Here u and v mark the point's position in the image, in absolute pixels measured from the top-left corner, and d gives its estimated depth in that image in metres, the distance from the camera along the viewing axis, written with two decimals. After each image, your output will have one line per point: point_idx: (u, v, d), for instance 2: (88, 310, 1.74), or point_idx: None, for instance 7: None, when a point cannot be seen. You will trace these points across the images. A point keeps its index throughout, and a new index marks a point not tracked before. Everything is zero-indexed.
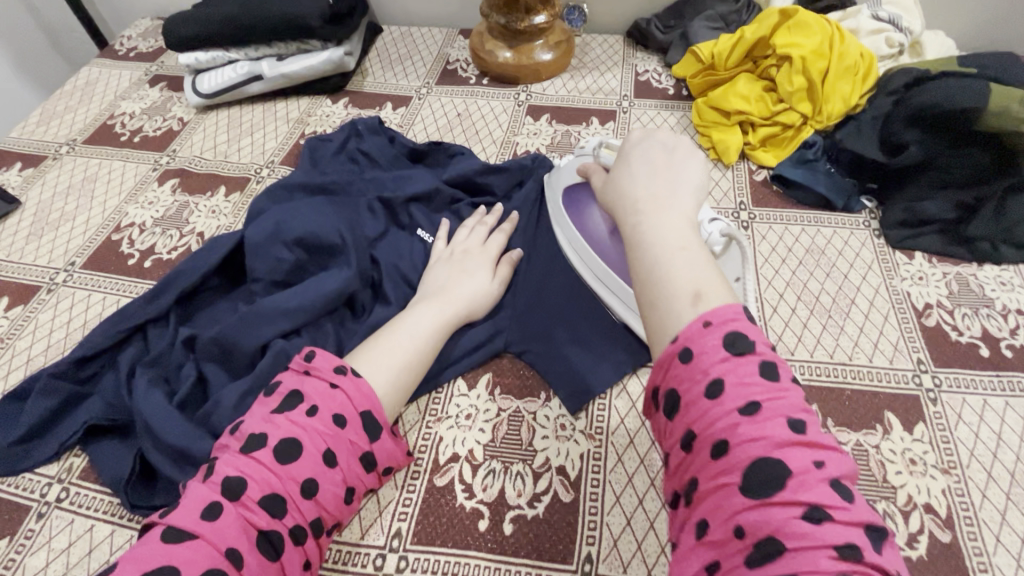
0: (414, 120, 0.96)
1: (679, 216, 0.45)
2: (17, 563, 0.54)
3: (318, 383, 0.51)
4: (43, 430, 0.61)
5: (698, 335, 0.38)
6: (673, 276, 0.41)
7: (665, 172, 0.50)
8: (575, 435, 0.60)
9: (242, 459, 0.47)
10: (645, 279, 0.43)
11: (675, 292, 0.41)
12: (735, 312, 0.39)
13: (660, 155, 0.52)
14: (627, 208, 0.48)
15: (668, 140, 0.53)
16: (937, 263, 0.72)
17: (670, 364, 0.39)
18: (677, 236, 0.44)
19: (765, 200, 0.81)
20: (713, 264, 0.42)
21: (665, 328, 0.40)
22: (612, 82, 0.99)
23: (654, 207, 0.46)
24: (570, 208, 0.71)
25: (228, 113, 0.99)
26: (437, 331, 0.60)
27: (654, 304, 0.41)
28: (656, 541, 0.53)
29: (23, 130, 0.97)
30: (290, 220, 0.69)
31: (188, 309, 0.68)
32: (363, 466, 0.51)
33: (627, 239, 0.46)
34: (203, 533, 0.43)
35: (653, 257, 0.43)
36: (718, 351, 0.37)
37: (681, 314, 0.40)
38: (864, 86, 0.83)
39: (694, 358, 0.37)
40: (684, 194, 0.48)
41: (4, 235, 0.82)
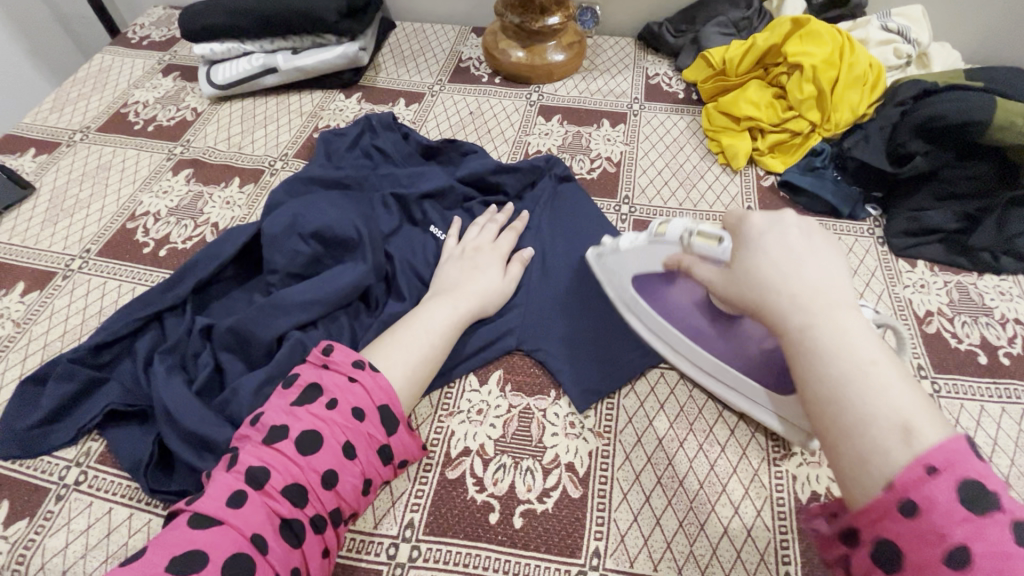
0: (427, 117, 0.97)
1: (856, 321, 0.40)
2: (37, 543, 0.55)
3: (337, 376, 0.53)
4: (62, 414, 0.62)
5: (919, 485, 0.33)
6: (873, 403, 0.36)
7: (814, 266, 0.44)
8: (584, 433, 0.61)
9: (264, 450, 0.48)
10: (832, 402, 0.38)
11: (881, 423, 0.35)
12: (962, 450, 0.33)
13: (800, 238, 0.46)
14: (788, 307, 0.42)
15: (801, 223, 0.47)
16: (938, 271, 0.74)
17: (887, 515, 0.34)
18: (864, 347, 0.39)
19: (772, 205, 0.82)
20: (910, 387, 0.37)
21: (870, 471, 0.35)
22: (623, 85, 1.01)
23: (824, 311, 0.41)
24: (647, 296, 0.63)
25: (241, 105, 1.00)
26: (451, 326, 0.62)
27: (853, 437, 0.36)
28: (663, 537, 0.54)
29: (37, 116, 0.97)
30: (307, 213, 0.70)
31: (204, 299, 0.69)
32: (381, 459, 0.52)
33: (795, 349, 0.41)
34: (230, 520, 0.45)
35: (841, 377, 0.38)
36: (956, 510, 0.32)
37: (891, 453, 0.34)
38: (872, 96, 0.85)
39: (923, 515, 0.32)
40: (843, 289, 0.43)
41: (19, 221, 0.82)
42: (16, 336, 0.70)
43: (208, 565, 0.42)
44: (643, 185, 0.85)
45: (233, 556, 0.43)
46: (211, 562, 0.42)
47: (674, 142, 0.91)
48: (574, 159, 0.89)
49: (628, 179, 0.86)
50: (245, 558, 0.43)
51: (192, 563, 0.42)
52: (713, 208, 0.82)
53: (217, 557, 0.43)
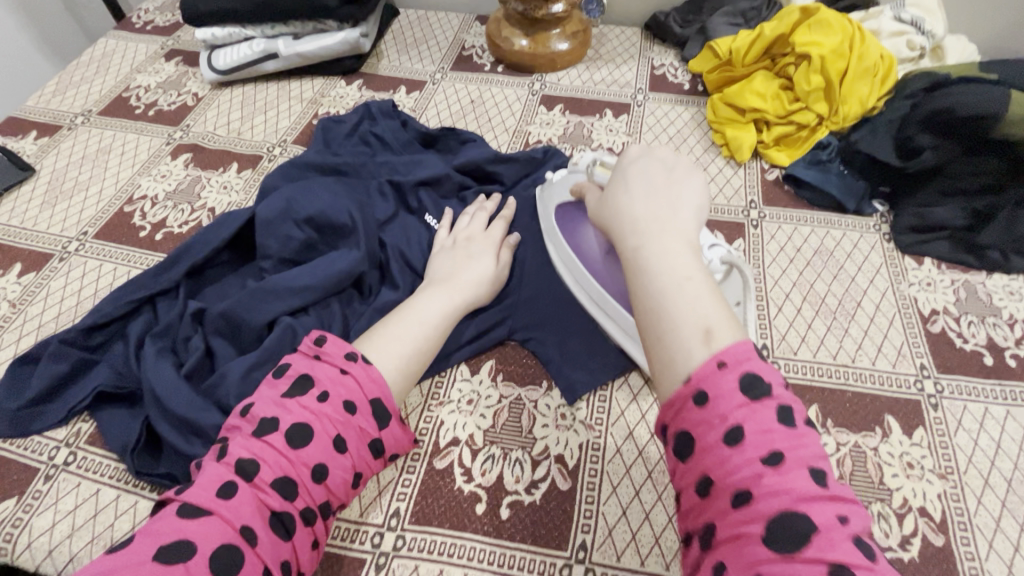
0: (427, 104, 0.96)
1: (683, 242, 0.43)
2: (24, 522, 0.55)
3: (329, 368, 0.52)
4: (53, 395, 0.62)
5: (711, 378, 0.37)
6: (683, 309, 0.40)
7: (665, 191, 0.47)
8: (575, 425, 0.61)
9: (254, 442, 0.48)
10: (651, 310, 0.41)
11: (684, 329, 0.39)
12: (748, 352, 0.37)
13: (660, 169, 0.49)
14: (626, 229, 0.46)
15: (668, 157, 0.51)
16: (945, 270, 0.72)
17: (683, 407, 0.37)
18: (682, 264, 0.42)
19: (776, 200, 0.80)
20: (719, 299, 0.41)
21: (673, 371, 0.39)
22: (627, 75, 0.99)
23: (653, 232, 0.44)
24: (563, 224, 0.69)
25: (242, 90, 0.99)
26: (445, 316, 0.61)
27: (663, 341, 0.39)
28: (651, 532, 0.53)
29: (39, 99, 0.97)
30: (302, 199, 0.69)
31: (198, 283, 0.69)
32: (371, 452, 0.52)
33: (627, 266, 0.44)
34: (219, 510, 0.44)
35: (660, 288, 0.41)
36: (735, 397, 0.36)
37: (691, 354, 0.38)
38: (882, 88, 0.82)
39: (710, 403, 0.36)
40: (686, 214, 0.46)
41: (19, 203, 0.82)
42: (11, 316, 0.70)
43: (196, 556, 0.41)
44: None
45: (222, 547, 0.42)
46: (200, 553, 0.41)
47: (677, 133, 0.90)
48: (574, 149, 0.88)
49: None
50: (234, 550, 0.43)
51: (180, 553, 0.41)
52: (714, 201, 0.81)
53: (206, 548, 0.42)
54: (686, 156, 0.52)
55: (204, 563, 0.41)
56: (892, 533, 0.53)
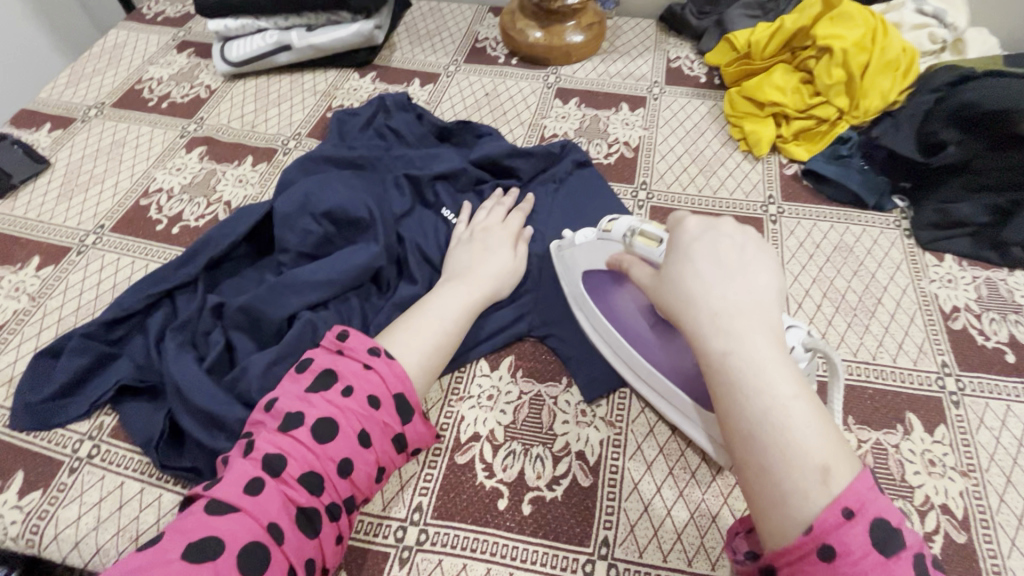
0: (442, 97, 0.95)
1: (776, 351, 0.41)
2: (50, 514, 0.55)
3: (352, 363, 0.52)
4: (75, 388, 0.62)
5: (839, 529, 0.35)
6: (793, 439, 0.38)
7: (744, 283, 0.44)
8: (596, 421, 0.61)
9: (280, 437, 0.48)
10: (752, 435, 0.39)
11: (800, 465, 0.37)
12: (869, 492, 0.36)
13: (732, 252, 0.46)
14: (710, 332, 0.43)
15: (735, 234, 0.48)
16: (967, 266, 0.71)
17: (806, 559, 0.36)
18: (783, 382, 0.39)
19: (795, 194, 0.80)
20: (823, 418, 0.39)
21: (789, 512, 0.37)
22: (643, 68, 0.98)
23: (741, 339, 0.41)
24: (595, 293, 0.63)
25: (255, 83, 0.98)
26: (466, 310, 0.61)
27: (774, 477, 0.37)
28: (673, 528, 0.54)
29: (52, 91, 0.97)
30: (320, 193, 0.69)
31: (216, 277, 0.69)
32: (395, 447, 0.51)
33: (717, 378, 0.41)
34: (247, 508, 0.44)
35: (763, 412, 0.39)
36: (870, 554, 0.34)
37: (810, 494, 0.36)
38: (904, 82, 0.81)
39: (840, 559, 0.34)
40: (770, 313, 0.43)
41: (35, 196, 0.82)
42: (31, 309, 0.71)
43: (225, 554, 0.41)
44: (662, 171, 0.83)
45: (250, 544, 0.42)
46: (228, 550, 0.42)
47: (694, 127, 0.89)
48: (590, 143, 0.87)
49: (646, 165, 0.84)
50: (261, 547, 0.43)
51: (209, 551, 0.41)
52: (732, 197, 0.80)
53: (234, 545, 0.42)
54: (751, 231, 0.49)
55: (232, 561, 0.41)
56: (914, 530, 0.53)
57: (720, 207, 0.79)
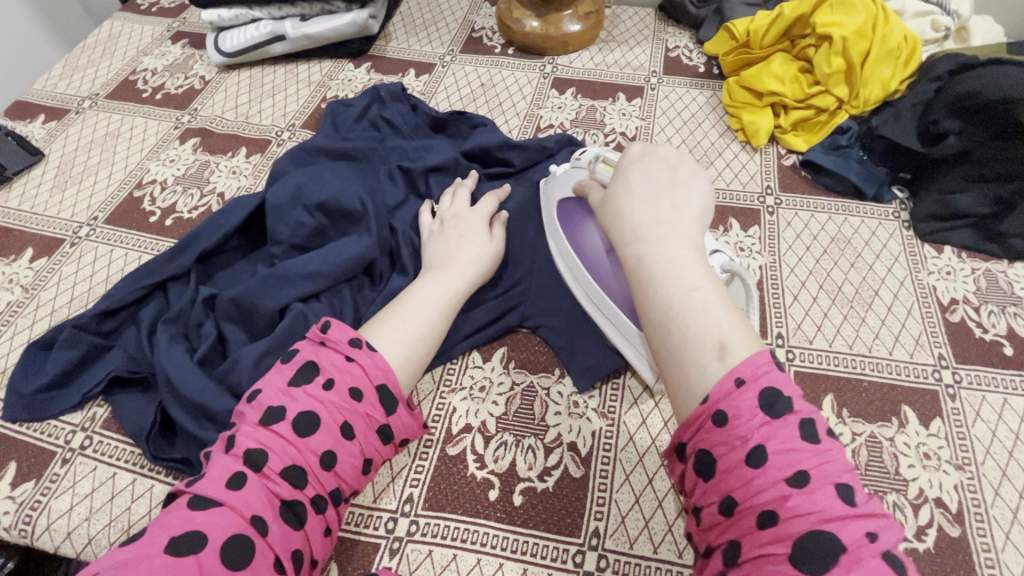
0: (437, 88, 0.94)
1: (689, 249, 0.44)
2: (43, 505, 0.56)
3: (334, 355, 0.52)
4: (68, 379, 0.62)
5: (730, 395, 0.37)
6: (696, 321, 0.40)
7: (669, 197, 0.47)
8: (588, 412, 0.60)
9: (261, 432, 0.48)
10: (660, 321, 0.42)
11: (699, 343, 0.40)
12: (766, 364, 0.38)
13: (663, 173, 0.49)
14: (633, 240, 0.46)
15: (670, 158, 0.51)
16: (966, 258, 0.71)
17: (704, 427, 0.38)
18: (690, 274, 0.42)
19: (793, 185, 0.79)
20: (728, 306, 0.41)
21: (690, 386, 0.39)
22: (641, 58, 0.97)
23: (657, 241, 0.44)
24: (565, 219, 0.67)
25: (250, 73, 0.98)
26: (448, 297, 0.60)
27: (677, 356, 0.40)
28: (664, 520, 0.53)
29: (46, 83, 0.96)
30: (312, 184, 0.69)
31: (209, 269, 0.69)
32: (380, 438, 0.51)
33: (633, 276, 0.45)
34: (229, 502, 0.44)
35: (671, 301, 0.41)
36: (755, 415, 0.36)
37: (706, 367, 0.39)
38: (906, 71, 0.80)
39: (731, 423, 0.37)
40: (690, 222, 0.46)
41: (29, 187, 0.82)
42: (24, 301, 0.71)
43: (207, 548, 0.41)
44: None
45: (233, 539, 0.42)
46: (210, 545, 0.41)
47: (692, 118, 0.88)
48: (587, 133, 0.86)
49: None
50: (245, 540, 0.43)
51: (191, 545, 0.41)
52: (729, 187, 0.79)
53: (217, 541, 0.42)
54: (688, 156, 0.51)
55: (215, 555, 0.41)
56: (907, 524, 0.53)
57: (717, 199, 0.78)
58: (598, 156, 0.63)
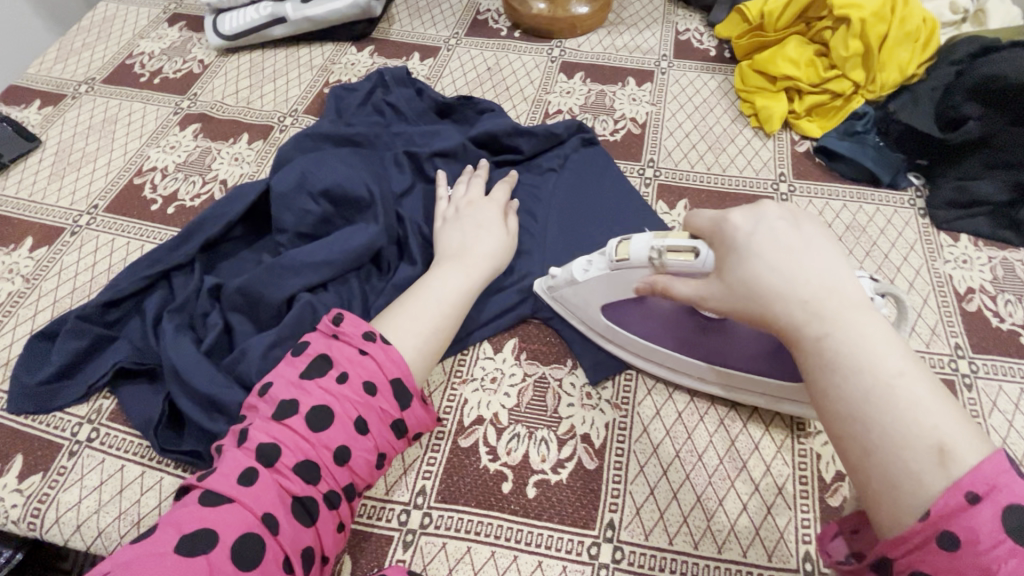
0: (442, 72, 0.92)
1: (873, 329, 0.37)
2: (51, 497, 0.55)
3: (348, 348, 0.51)
4: (72, 371, 0.61)
5: (960, 513, 0.31)
6: (906, 422, 0.34)
7: (818, 264, 0.40)
8: (602, 404, 0.60)
9: (274, 426, 0.47)
10: (859, 420, 0.35)
11: (915, 446, 0.33)
12: (1002, 472, 0.32)
13: (793, 234, 0.42)
14: (797, 317, 0.39)
15: (788, 214, 0.43)
16: (983, 246, 0.69)
17: (926, 550, 0.32)
18: (883, 359, 0.36)
19: (806, 172, 0.78)
20: (937, 395, 0.35)
21: (904, 499, 0.33)
22: (650, 41, 0.94)
23: (838, 321, 0.38)
24: (620, 319, 0.59)
25: (250, 57, 0.95)
26: (463, 289, 0.59)
27: (886, 462, 0.34)
28: (679, 512, 0.53)
29: (41, 67, 0.94)
30: (317, 171, 0.67)
31: (213, 259, 0.67)
32: (395, 434, 0.50)
33: (814, 364, 0.38)
34: (241, 499, 0.43)
35: (867, 395, 0.35)
36: (1002, 542, 0.30)
37: (926, 478, 0.33)
38: (923, 54, 0.78)
39: (966, 549, 0.31)
40: (853, 292, 0.39)
41: (26, 174, 0.80)
42: (26, 291, 0.69)
43: (216, 547, 0.41)
44: (670, 149, 0.81)
45: (244, 535, 0.42)
46: (221, 542, 0.41)
47: (703, 103, 0.86)
48: (596, 119, 0.85)
49: (654, 142, 0.82)
50: (256, 538, 0.42)
51: (201, 543, 0.41)
52: (742, 175, 0.78)
53: (228, 537, 0.41)
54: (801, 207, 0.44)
55: (224, 553, 0.40)
56: None
57: (730, 185, 0.77)
58: (657, 251, 0.49)
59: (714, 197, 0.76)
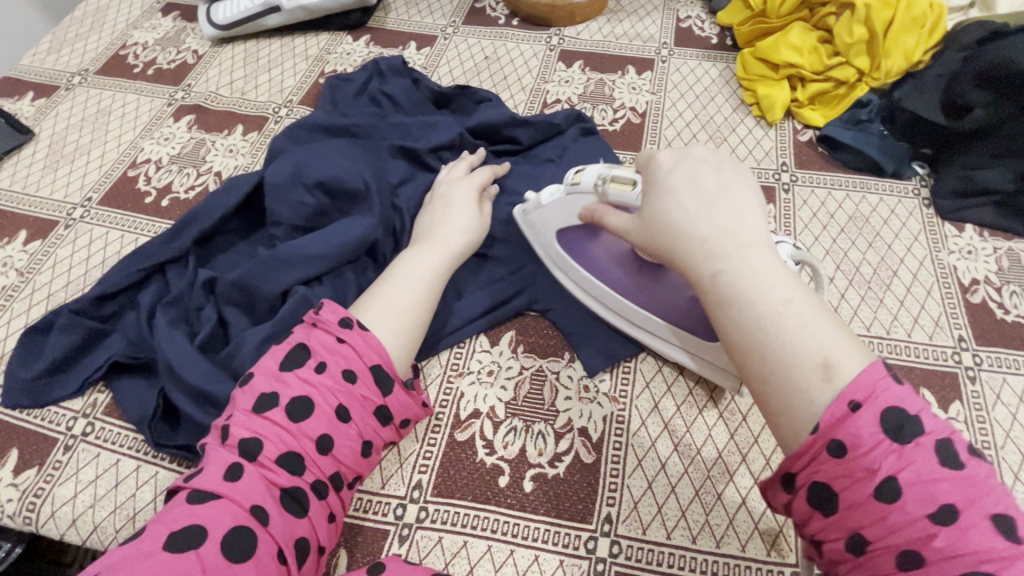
0: (439, 61, 0.91)
1: (766, 259, 0.40)
2: (46, 492, 0.55)
3: (325, 336, 0.50)
4: (67, 365, 0.61)
5: (844, 421, 0.34)
6: (793, 341, 0.37)
7: (725, 202, 0.43)
8: (599, 397, 0.59)
9: (254, 420, 0.46)
10: (753, 345, 0.38)
11: (801, 365, 0.36)
12: (879, 381, 0.34)
13: (708, 175, 0.44)
14: (697, 256, 0.42)
15: (707, 156, 0.46)
16: (988, 237, 0.68)
17: (819, 458, 0.34)
18: (774, 287, 0.38)
19: (809, 161, 0.76)
20: (823, 316, 0.38)
21: (794, 413, 0.36)
22: (651, 28, 0.93)
23: (732, 254, 0.40)
24: (572, 249, 0.62)
25: (244, 47, 0.94)
26: (435, 267, 0.58)
27: (775, 381, 0.37)
28: (677, 505, 0.53)
29: (34, 58, 0.93)
30: (312, 162, 0.66)
31: (207, 251, 0.67)
32: (378, 420, 0.50)
33: (710, 297, 0.41)
34: (227, 494, 0.43)
35: (758, 319, 0.38)
36: (881, 442, 0.33)
37: (812, 392, 0.35)
38: (930, 41, 0.76)
39: (851, 452, 0.33)
40: (754, 225, 0.42)
41: (19, 167, 0.80)
42: (20, 285, 0.69)
43: (206, 542, 0.40)
44: (670, 138, 0.80)
45: (234, 530, 0.41)
46: (210, 538, 0.40)
47: (704, 92, 0.84)
48: (595, 109, 0.83)
49: (654, 131, 0.80)
50: (246, 531, 0.42)
51: (191, 540, 0.40)
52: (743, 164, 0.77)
53: (216, 534, 0.41)
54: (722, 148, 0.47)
55: (215, 549, 0.40)
56: None
57: None
58: (604, 179, 0.52)
59: None
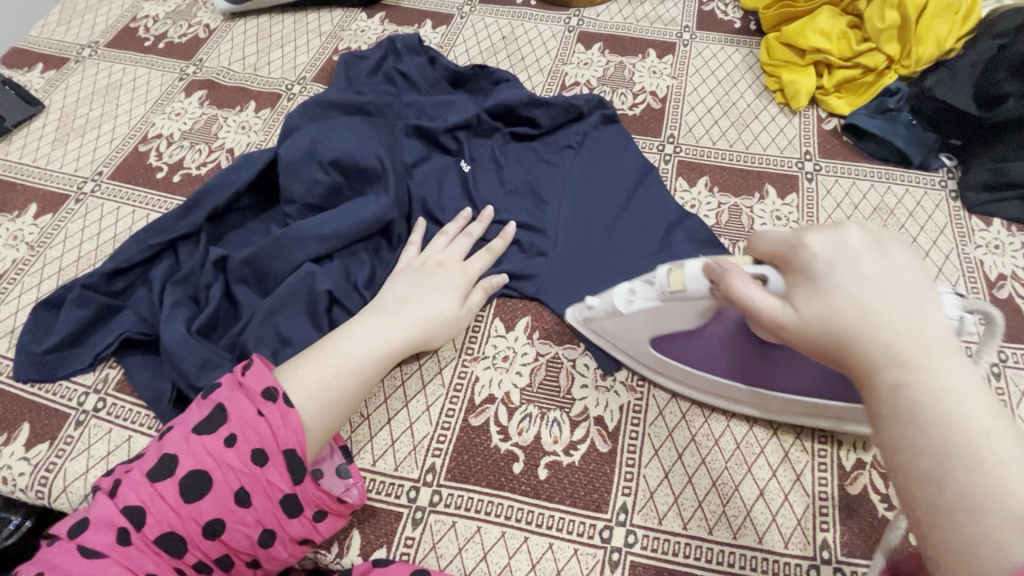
0: (455, 40, 0.89)
1: (961, 374, 0.33)
2: (58, 466, 0.55)
3: (245, 405, 0.47)
4: (78, 340, 0.60)
5: None
6: (990, 482, 0.30)
7: (901, 299, 0.36)
8: (616, 386, 0.58)
9: (148, 486, 0.45)
10: (934, 475, 0.31)
11: (999, 517, 0.29)
12: None
13: (875, 264, 0.38)
14: (869, 356, 0.35)
15: (868, 241, 0.39)
16: (1016, 231, 0.67)
17: None
18: (972, 411, 0.31)
19: (834, 151, 0.74)
20: None
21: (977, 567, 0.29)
22: (673, 11, 0.90)
23: (917, 362, 0.33)
24: (672, 352, 0.55)
25: (257, 22, 0.92)
26: (378, 342, 0.54)
27: (960, 526, 0.30)
28: (694, 496, 0.52)
29: (44, 29, 0.91)
30: (327, 140, 0.65)
31: (219, 228, 0.65)
32: (283, 509, 0.46)
33: (880, 405, 0.34)
34: (117, 557, 0.43)
35: (946, 445, 0.31)
36: None
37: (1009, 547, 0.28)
38: (963, 27, 0.73)
39: None
40: (939, 331, 0.35)
41: (30, 139, 0.79)
42: (30, 259, 0.68)
43: None
44: (691, 124, 0.78)
45: None
46: None
47: (728, 77, 0.82)
48: (614, 92, 0.81)
49: (674, 117, 0.79)
50: None
51: None
52: (766, 152, 0.75)
53: None
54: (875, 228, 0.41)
55: None
56: None
57: (752, 163, 0.74)
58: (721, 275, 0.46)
59: (737, 175, 0.73)
